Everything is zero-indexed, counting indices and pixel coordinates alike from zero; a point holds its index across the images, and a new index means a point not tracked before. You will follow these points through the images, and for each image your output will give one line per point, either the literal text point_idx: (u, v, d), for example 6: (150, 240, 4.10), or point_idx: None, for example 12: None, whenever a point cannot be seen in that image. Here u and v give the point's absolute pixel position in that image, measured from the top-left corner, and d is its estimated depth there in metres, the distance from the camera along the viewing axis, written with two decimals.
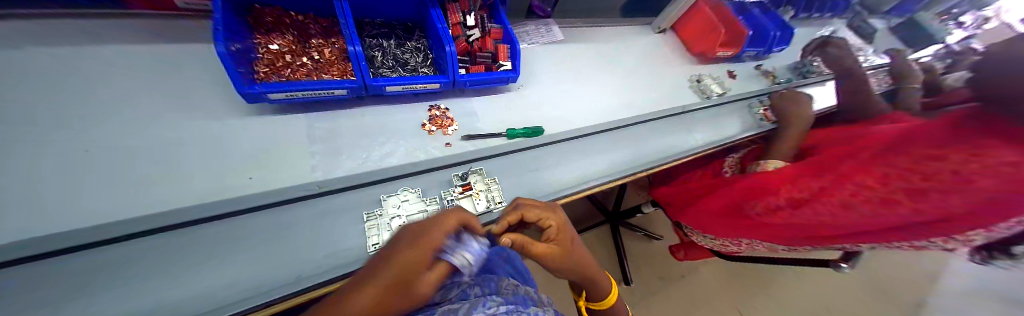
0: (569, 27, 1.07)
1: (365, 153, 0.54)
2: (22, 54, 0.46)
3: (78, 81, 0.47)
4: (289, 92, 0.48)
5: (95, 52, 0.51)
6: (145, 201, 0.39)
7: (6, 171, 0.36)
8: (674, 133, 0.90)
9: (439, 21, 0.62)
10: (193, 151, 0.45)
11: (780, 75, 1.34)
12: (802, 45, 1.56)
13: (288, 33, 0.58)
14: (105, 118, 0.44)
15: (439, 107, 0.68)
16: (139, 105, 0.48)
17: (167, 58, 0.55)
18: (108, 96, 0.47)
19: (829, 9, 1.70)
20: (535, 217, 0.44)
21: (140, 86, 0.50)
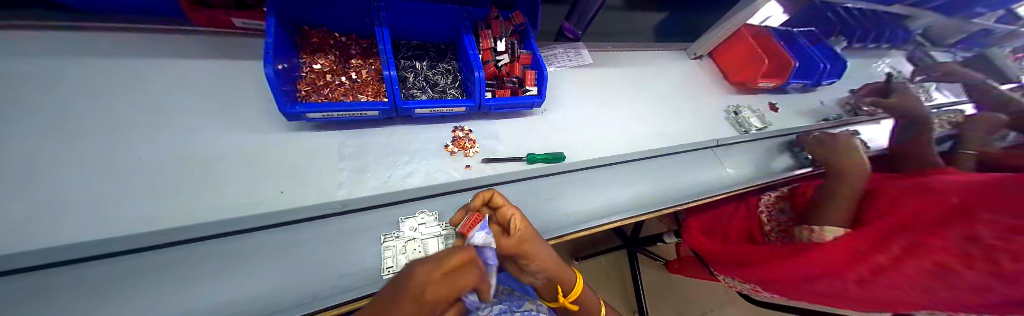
0: (600, 50, 1.06)
1: (388, 172, 0.56)
2: (118, 72, 0.55)
3: (156, 99, 0.54)
4: (325, 112, 0.50)
5: (171, 72, 0.59)
6: (189, 210, 0.43)
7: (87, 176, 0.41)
8: (708, 169, 0.84)
9: (471, 46, 0.63)
10: (236, 163, 0.49)
11: (828, 111, 1.24)
12: (855, 77, 1.44)
13: (331, 53, 0.61)
14: (170, 130, 0.50)
15: (463, 128, 0.69)
16: (198, 118, 0.53)
17: (226, 75, 0.62)
18: (175, 110, 0.53)
19: (886, 40, 1.55)
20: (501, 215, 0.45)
21: (201, 100, 0.56)
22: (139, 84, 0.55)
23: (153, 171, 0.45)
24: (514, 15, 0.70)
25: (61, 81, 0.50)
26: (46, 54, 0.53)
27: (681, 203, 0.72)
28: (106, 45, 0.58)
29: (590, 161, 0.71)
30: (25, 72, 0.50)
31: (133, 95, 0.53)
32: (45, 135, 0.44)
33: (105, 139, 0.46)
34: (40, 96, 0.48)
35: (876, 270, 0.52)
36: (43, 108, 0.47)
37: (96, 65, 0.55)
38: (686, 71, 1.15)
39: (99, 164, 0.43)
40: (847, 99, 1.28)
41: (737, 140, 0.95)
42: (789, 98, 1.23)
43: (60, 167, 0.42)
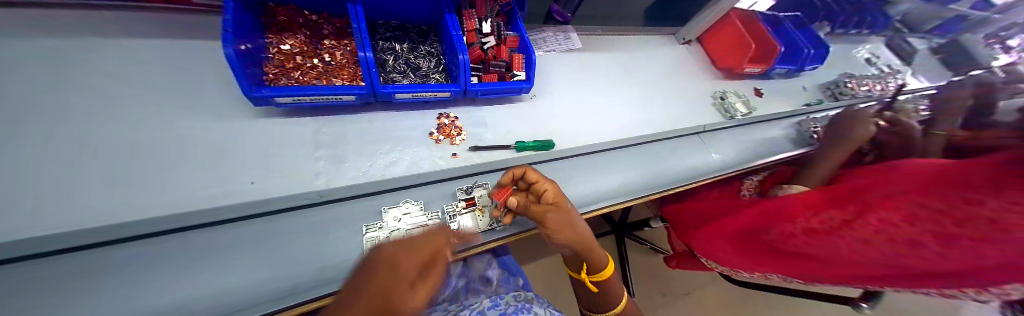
0: (589, 34, 1.03)
1: (368, 161, 0.53)
2: (52, 51, 0.49)
3: (100, 82, 0.48)
4: (297, 97, 0.47)
5: (116, 52, 0.52)
6: (144, 203, 0.39)
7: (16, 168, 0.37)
8: (694, 154, 0.85)
9: (454, 28, 0.59)
10: (196, 153, 0.45)
11: (811, 96, 1.26)
12: (837, 63, 1.46)
13: (301, 33, 0.56)
14: (116, 117, 0.45)
15: (449, 115, 0.66)
16: (150, 104, 0.48)
17: (182, 57, 0.56)
18: (122, 94, 0.48)
19: (867, 27, 1.58)
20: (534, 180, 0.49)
21: (154, 84, 0.51)
22: (78, 66, 0.49)
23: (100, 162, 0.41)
24: None
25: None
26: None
27: (669, 187, 0.72)
28: (32, 20, 0.50)
29: (579, 148, 0.70)
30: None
31: (70, 78, 0.47)
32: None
33: (39, 126, 0.41)
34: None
35: (830, 227, 0.56)
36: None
37: (22, 43, 0.48)
38: (675, 57, 1.14)
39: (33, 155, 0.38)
40: (829, 84, 1.30)
41: (724, 125, 0.96)
42: (775, 84, 1.25)
43: None
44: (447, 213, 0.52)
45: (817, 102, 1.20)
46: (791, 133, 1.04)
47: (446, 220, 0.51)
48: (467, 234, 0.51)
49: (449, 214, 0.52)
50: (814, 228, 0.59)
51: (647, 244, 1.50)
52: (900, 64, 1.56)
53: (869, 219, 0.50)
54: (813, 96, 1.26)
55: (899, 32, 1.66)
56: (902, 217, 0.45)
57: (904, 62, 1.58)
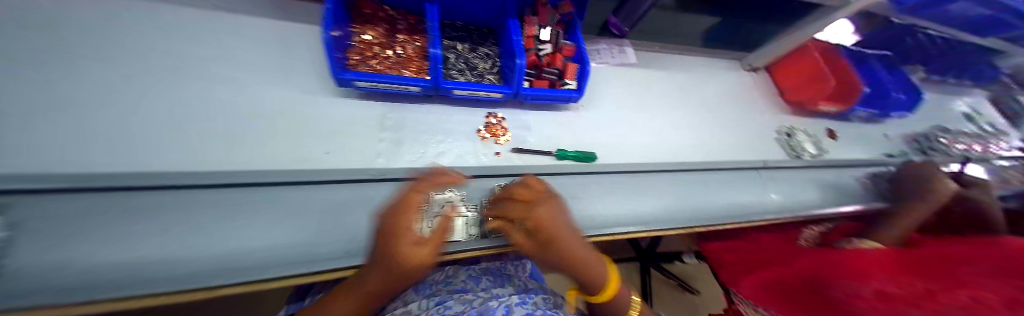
0: (645, 50, 0.99)
1: (420, 149, 0.57)
2: (190, 24, 0.59)
3: (220, 53, 0.57)
4: (371, 82, 0.52)
5: (233, 27, 0.62)
6: (239, 157, 0.46)
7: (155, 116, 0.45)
8: (747, 189, 0.78)
9: (516, 33, 0.62)
10: (283, 121, 0.52)
11: (895, 146, 1.10)
12: (930, 113, 1.26)
13: (380, 25, 0.62)
14: (228, 83, 0.54)
15: (496, 115, 0.68)
16: (252, 74, 0.56)
17: (280, 37, 0.65)
18: (234, 63, 0.57)
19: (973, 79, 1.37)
20: (512, 208, 0.45)
21: (257, 57, 0.59)
22: (206, 35, 0.59)
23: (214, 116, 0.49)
24: (562, 4, 0.68)
25: (142, 27, 0.55)
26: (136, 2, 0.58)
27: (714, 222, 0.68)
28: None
29: (622, 165, 0.68)
30: (116, 16, 0.55)
31: (202, 46, 0.57)
32: (128, 73, 0.48)
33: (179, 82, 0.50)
34: (128, 40, 0.53)
35: (907, 296, 0.47)
36: (129, 51, 0.51)
37: (173, 16, 0.59)
38: (736, 84, 1.06)
39: (173, 104, 0.47)
40: (922, 136, 1.13)
41: (788, 164, 0.87)
42: (851, 127, 1.11)
43: (134, 103, 0.46)
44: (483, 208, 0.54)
45: (902, 154, 1.05)
46: (868, 184, 0.91)
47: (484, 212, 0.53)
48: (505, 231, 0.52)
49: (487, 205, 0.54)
50: (886, 293, 0.49)
51: (675, 279, 1.40)
52: (1011, 125, 1.32)
53: (967, 297, 0.42)
54: (899, 147, 1.10)
55: (1014, 87, 1.40)
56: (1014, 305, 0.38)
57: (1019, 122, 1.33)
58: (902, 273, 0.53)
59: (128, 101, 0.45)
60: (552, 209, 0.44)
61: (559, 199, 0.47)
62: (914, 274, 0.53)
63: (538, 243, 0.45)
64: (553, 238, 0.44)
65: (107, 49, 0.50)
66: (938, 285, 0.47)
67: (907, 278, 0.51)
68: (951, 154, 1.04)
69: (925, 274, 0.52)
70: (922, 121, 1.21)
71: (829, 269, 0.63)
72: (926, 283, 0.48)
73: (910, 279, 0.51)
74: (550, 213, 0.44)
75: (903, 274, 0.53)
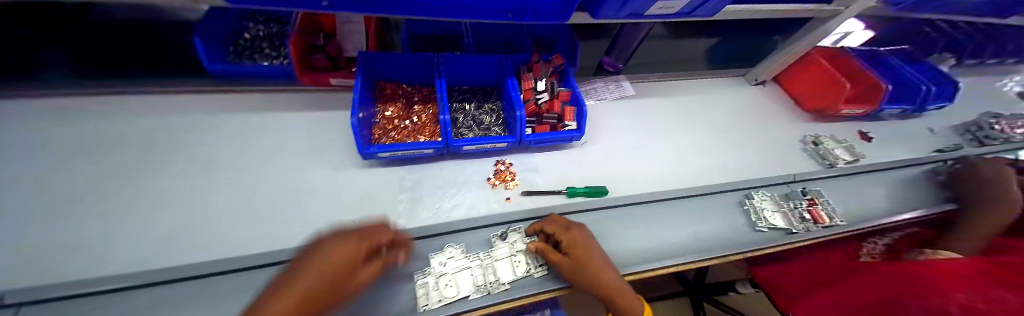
0: (643, 81, 1.03)
1: (435, 205, 0.61)
2: (235, 118, 0.69)
3: (256, 140, 0.66)
4: (393, 152, 0.58)
5: (277, 113, 0.71)
6: (277, 234, 0.52)
7: (212, 206, 0.54)
8: (783, 205, 0.73)
9: (514, 89, 0.69)
10: (308, 200, 0.57)
11: (932, 144, 1.07)
12: (964, 104, 1.24)
13: (399, 100, 0.70)
14: (263, 167, 0.61)
15: (504, 161, 0.72)
16: (281, 157, 0.63)
17: (308, 114, 0.72)
18: (270, 147, 0.65)
19: (994, 55, 1.40)
20: (552, 231, 0.54)
21: (288, 139, 0.67)
22: (258, 125, 0.69)
23: (259, 201, 0.56)
24: (554, 58, 0.75)
25: (203, 131, 0.66)
26: (208, 106, 0.70)
27: (756, 247, 0.65)
28: (237, 96, 0.73)
29: (632, 197, 0.69)
30: (197, 123, 0.67)
31: (256, 137, 0.66)
32: (196, 171, 0.59)
33: (242, 174, 0.60)
34: (205, 143, 0.64)
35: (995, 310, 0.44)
36: (207, 153, 0.62)
37: (220, 115, 0.69)
38: (747, 99, 1.06)
39: (231, 196, 0.56)
40: (967, 127, 1.12)
41: (824, 175, 0.82)
42: (882, 125, 1.10)
43: (194, 196, 0.55)
44: (488, 256, 0.54)
45: (944, 150, 1.01)
46: (916, 185, 0.86)
47: (488, 267, 0.52)
48: (506, 281, 0.51)
49: (492, 257, 0.53)
50: (970, 305, 0.47)
51: (734, 313, 1.33)
52: None
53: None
54: (931, 139, 1.10)
55: None
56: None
57: None
58: (978, 286, 0.51)
59: (192, 196, 0.55)
60: (582, 233, 0.53)
61: (585, 229, 0.55)
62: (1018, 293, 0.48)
63: (580, 262, 0.49)
64: (588, 256, 0.49)
65: (190, 156, 0.61)
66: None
67: (995, 295, 0.48)
68: (1009, 141, 1.01)
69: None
70: (957, 117, 1.19)
71: (897, 288, 0.62)
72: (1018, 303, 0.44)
73: (1005, 296, 0.47)
74: (581, 236, 0.52)
75: (990, 290, 0.49)
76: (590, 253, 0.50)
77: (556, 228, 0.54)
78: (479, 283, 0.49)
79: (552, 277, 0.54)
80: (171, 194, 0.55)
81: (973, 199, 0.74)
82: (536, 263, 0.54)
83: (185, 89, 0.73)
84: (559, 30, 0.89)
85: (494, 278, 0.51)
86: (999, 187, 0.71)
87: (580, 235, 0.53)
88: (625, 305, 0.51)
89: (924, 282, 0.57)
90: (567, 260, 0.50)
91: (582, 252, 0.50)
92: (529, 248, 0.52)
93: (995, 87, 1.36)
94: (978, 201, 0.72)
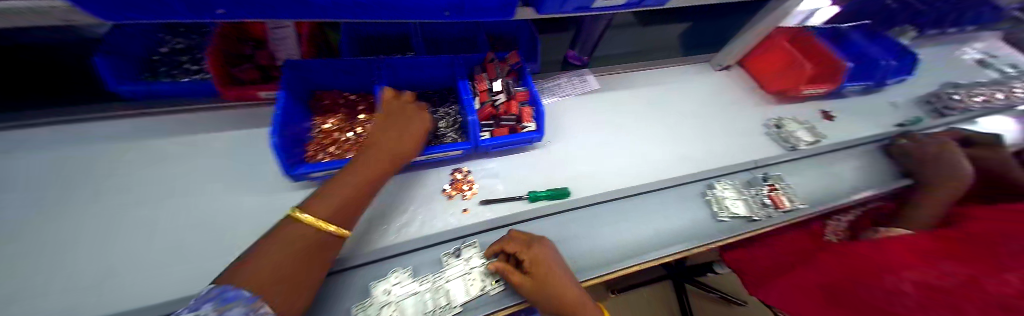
0: (608, 73, 1.01)
1: (384, 225, 0.56)
2: (157, 143, 0.62)
3: (181, 165, 0.59)
4: (327, 170, 0.53)
5: (206, 135, 0.64)
6: (190, 275, 0.45)
7: (113, 247, 0.47)
8: (745, 193, 0.73)
9: (466, 92, 0.64)
10: (235, 231, 0.51)
11: (894, 117, 1.10)
12: (922, 77, 1.28)
13: (339, 112, 0.65)
14: (186, 197, 0.55)
15: (462, 169, 0.69)
16: (209, 183, 0.57)
17: (241, 132, 0.66)
18: (196, 172, 0.59)
19: (954, 23, 1.43)
20: (513, 250, 0.51)
21: (218, 163, 0.61)
22: (181, 148, 0.62)
23: (176, 236, 0.49)
24: (509, 55, 0.71)
25: (117, 159, 0.59)
26: (123, 131, 0.63)
27: (719, 239, 0.65)
28: (157, 118, 0.66)
29: (597, 196, 0.67)
30: (108, 151, 0.60)
31: (181, 162, 0.60)
32: (100, 207, 0.52)
33: (159, 205, 0.53)
34: (115, 172, 0.57)
35: (952, 290, 0.44)
36: (116, 184, 0.55)
37: (138, 141, 0.62)
38: (714, 85, 1.06)
39: (140, 232, 0.49)
40: (926, 99, 1.15)
41: (787, 158, 0.83)
42: (847, 102, 1.11)
43: (93, 236, 0.48)
44: (439, 277, 0.51)
45: (907, 123, 1.04)
46: (874, 162, 0.88)
47: (439, 289, 0.49)
48: (458, 302, 0.48)
49: (444, 278, 0.50)
50: (927, 286, 0.47)
51: (713, 291, 1.38)
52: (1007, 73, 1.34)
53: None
54: (893, 112, 1.12)
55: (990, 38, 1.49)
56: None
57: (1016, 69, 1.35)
58: (927, 262, 0.53)
59: (90, 237, 0.48)
60: (545, 249, 0.50)
61: (548, 242, 0.52)
62: (959, 265, 0.49)
63: (541, 281, 0.47)
64: (550, 275, 0.48)
65: (99, 188, 0.54)
66: (988, 279, 0.43)
67: (942, 269, 0.49)
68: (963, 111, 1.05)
69: (973, 267, 0.48)
70: (916, 90, 1.22)
71: (851, 266, 0.64)
72: (970, 279, 0.45)
73: (949, 268, 0.49)
74: (544, 253, 0.50)
75: (937, 264, 0.51)
76: (552, 270, 0.49)
77: (518, 246, 0.51)
78: (428, 309, 0.46)
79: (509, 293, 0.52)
80: (62, 237, 0.47)
81: (928, 174, 0.76)
82: (491, 279, 0.52)
83: (92, 112, 0.64)
84: (524, 27, 0.85)
85: (446, 301, 0.48)
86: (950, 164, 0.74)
87: (543, 252, 0.50)
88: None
89: (882, 261, 0.57)
90: (525, 280, 0.48)
91: (543, 270, 0.48)
92: (490, 268, 0.49)
93: (952, 56, 1.41)
94: (934, 176, 0.74)
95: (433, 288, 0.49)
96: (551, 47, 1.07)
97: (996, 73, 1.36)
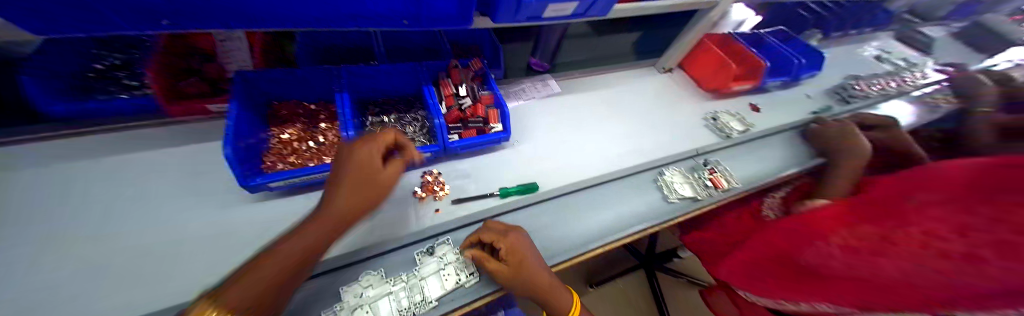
0: (568, 78, 1.10)
1: (352, 231, 0.56)
2: (91, 163, 0.58)
3: (120, 185, 0.55)
4: (285, 180, 0.52)
5: (156, 151, 0.61)
6: (133, 299, 0.42)
7: (34, 275, 0.42)
8: (690, 177, 0.82)
9: (431, 97, 0.68)
10: (189, 248, 0.49)
11: (810, 106, 1.30)
12: (829, 73, 1.52)
13: (300, 121, 0.65)
14: (125, 218, 0.51)
15: (433, 172, 0.70)
16: (153, 201, 0.54)
17: (193, 149, 0.64)
18: (139, 191, 0.55)
19: (853, 26, 1.72)
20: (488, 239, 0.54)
21: (165, 180, 0.58)
22: (127, 166, 0.59)
23: (114, 259, 0.46)
24: (471, 63, 0.76)
25: (41, 181, 0.53)
26: (53, 151, 0.58)
27: (669, 219, 0.73)
28: (93, 137, 0.61)
29: (562, 188, 0.72)
30: (34, 173, 0.54)
31: (121, 181, 0.56)
32: (17, 233, 0.46)
33: (93, 228, 0.49)
34: (41, 194, 0.52)
35: (868, 245, 0.51)
36: (39, 208, 0.50)
37: (68, 162, 0.57)
38: (660, 85, 1.19)
39: (72, 257, 0.45)
40: (834, 90, 1.39)
41: (722, 145, 0.96)
42: (771, 95, 1.30)
43: (5, 267, 0.43)
44: (412, 276, 0.52)
45: (821, 110, 1.25)
46: (791, 145, 1.04)
47: (413, 287, 0.51)
48: (433, 297, 0.50)
49: (418, 276, 0.52)
50: (851, 245, 0.53)
51: (681, 277, 1.48)
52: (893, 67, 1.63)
53: (913, 231, 0.46)
54: (809, 102, 1.32)
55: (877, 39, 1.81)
56: (951, 228, 0.42)
57: (898, 64, 1.65)
58: (843, 221, 0.60)
59: (3, 267, 0.43)
60: (519, 237, 0.54)
61: (521, 231, 0.56)
62: (862, 217, 0.58)
63: (514, 267, 0.50)
64: (523, 261, 0.51)
65: (13, 214, 0.49)
66: (883, 226, 0.51)
67: (854, 226, 0.57)
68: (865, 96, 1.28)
69: (869, 215, 0.57)
70: (825, 83, 1.45)
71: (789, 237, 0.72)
72: (874, 229, 0.52)
73: (858, 223, 0.57)
74: (518, 240, 0.53)
75: (850, 221, 0.59)
76: (525, 257, 0.52)
77: (494, 235, 0.54)
78: (402, 307, 0.48)
79: (481, 284, 0.54)
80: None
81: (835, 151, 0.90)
82: (463, 273, 0.53)
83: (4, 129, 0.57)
84: (485, 36, 0.92)
85: (420, 297, 0.50)
86: (856, 142, 0.87)
87: (517, 239, 0.53)
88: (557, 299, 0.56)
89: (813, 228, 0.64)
90: (502, 266, 0.50)
91: (516, 256, 0.51)
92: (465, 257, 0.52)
93: (850, 55, 1.70)
94: (846, 150, 0.87)
95: (406, 286, 0.50)
96: (516, 54, 1.14)
97: (888, 66, 1.65)
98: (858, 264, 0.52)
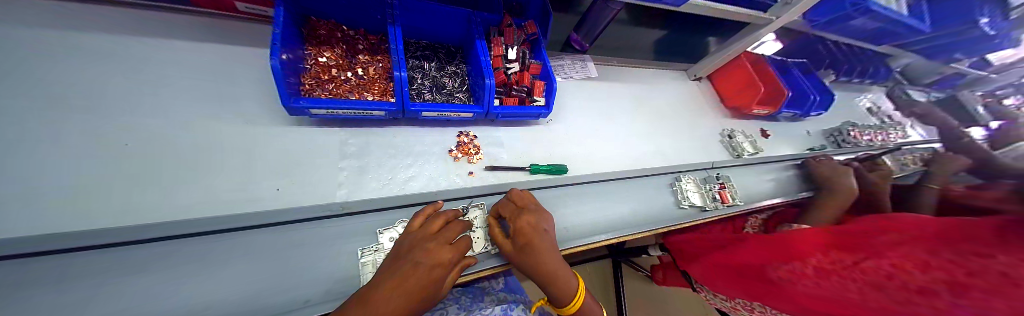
0: (605, 64, 1.07)
1: (389, 175, 0.55)
2: (112, 50, 0.54)
3: (144, 82, 0.52)
4: (329, 109, 0.48)
5: (182, 54, 0.58)
6: (174, 201, 0.43)
7: (66, 156, 0.41)
8: (702, 187, 0.87)
9: (483, 53, 0.62)
10: (225, 160, 0.48)
11: (808, 143, 1.38)
12: (830, 115, 1.61)
13: (337, 46, 0.59)
14: (151, 115, 0.49)
15: (468, 133, 0.68)
16: (180, 104, 0.52)
17: (220, 60, 0.60)
18: (166, 91, 0.53)
19: (859, 74, 1.80)
20: (507, 214, 0.52)
21: (193, 85, 0.55)
22: (148, 66, 0.54)
23: (147, 158, 0.45)
24: (527, 25, 0.71)
25: (52, 55, 0.49)
26: (63, 32, 0.52)
27: (680, 223, 0.77)
28: (113, 24, 0.57)
29: (590, 175, 0.73)
30: (40, 51, 0.49)
31: (145, 76, 0.53)
32: (34, 107, 0.43)
33: (120, 120, 0.47)
34: (48, 75, 0.47)
35: (838, 268, 0.56)
36: (56, 86, 0.46)
37: (85, 43, 0.53)
38: (687, 91, 1.20)
39: (103, 148, 0.43)
40: (831, 132, 1.48)
41: (733, 164, 1.01)
42: (779, 125, 1.36)
43: (30, 142, 0.41)
44: None
45: (819, 148, 1.32)
46: (792, 176, 1.10)
47: None
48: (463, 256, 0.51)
49: None
50: (822, 267, 0.59)
51: (643, 271, 1.61)
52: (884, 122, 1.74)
53: (878, 262, 0.51)
54: (809, 139, 1.40)
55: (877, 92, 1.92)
56: (915, 264, 0.47)
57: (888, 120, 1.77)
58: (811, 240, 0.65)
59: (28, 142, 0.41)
60: (538, 218, 0.50)
61: (547, 215, 0.52)
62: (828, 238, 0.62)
63: (522, 245, 0.48)
64: (533, 243, 0.48)
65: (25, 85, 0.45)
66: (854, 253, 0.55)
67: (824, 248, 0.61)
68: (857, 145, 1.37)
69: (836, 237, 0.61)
70: (825, 124, 1.53)
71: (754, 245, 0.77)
72: (844, 254, 0.57)
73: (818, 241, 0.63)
74: (535, 222, 0.49)
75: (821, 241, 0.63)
76: (539, 238, 0.49)
77: (513, 211, 0.52)
78: None
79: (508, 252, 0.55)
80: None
81: (832, 183, 0.97)
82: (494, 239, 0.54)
83: None
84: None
85: None
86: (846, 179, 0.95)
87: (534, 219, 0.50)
88: (559, 287, 0.52)
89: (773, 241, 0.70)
90: (509, 244, 0.49)
91: (528, 234, 0.48)
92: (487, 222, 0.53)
93: (850, 101, 1.79)
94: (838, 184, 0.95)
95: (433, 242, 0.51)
96: (558, 27, 1.09)
97: (876, 120, 1.76)
98: (830, 284, 0.57)
